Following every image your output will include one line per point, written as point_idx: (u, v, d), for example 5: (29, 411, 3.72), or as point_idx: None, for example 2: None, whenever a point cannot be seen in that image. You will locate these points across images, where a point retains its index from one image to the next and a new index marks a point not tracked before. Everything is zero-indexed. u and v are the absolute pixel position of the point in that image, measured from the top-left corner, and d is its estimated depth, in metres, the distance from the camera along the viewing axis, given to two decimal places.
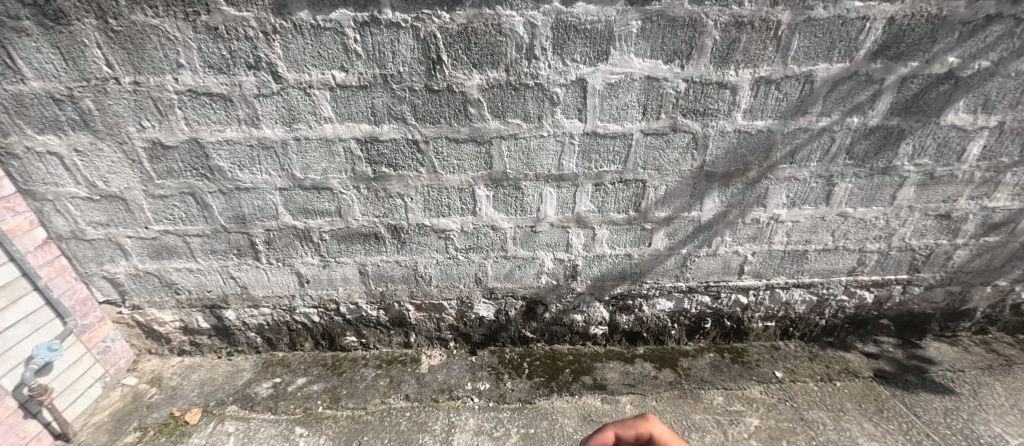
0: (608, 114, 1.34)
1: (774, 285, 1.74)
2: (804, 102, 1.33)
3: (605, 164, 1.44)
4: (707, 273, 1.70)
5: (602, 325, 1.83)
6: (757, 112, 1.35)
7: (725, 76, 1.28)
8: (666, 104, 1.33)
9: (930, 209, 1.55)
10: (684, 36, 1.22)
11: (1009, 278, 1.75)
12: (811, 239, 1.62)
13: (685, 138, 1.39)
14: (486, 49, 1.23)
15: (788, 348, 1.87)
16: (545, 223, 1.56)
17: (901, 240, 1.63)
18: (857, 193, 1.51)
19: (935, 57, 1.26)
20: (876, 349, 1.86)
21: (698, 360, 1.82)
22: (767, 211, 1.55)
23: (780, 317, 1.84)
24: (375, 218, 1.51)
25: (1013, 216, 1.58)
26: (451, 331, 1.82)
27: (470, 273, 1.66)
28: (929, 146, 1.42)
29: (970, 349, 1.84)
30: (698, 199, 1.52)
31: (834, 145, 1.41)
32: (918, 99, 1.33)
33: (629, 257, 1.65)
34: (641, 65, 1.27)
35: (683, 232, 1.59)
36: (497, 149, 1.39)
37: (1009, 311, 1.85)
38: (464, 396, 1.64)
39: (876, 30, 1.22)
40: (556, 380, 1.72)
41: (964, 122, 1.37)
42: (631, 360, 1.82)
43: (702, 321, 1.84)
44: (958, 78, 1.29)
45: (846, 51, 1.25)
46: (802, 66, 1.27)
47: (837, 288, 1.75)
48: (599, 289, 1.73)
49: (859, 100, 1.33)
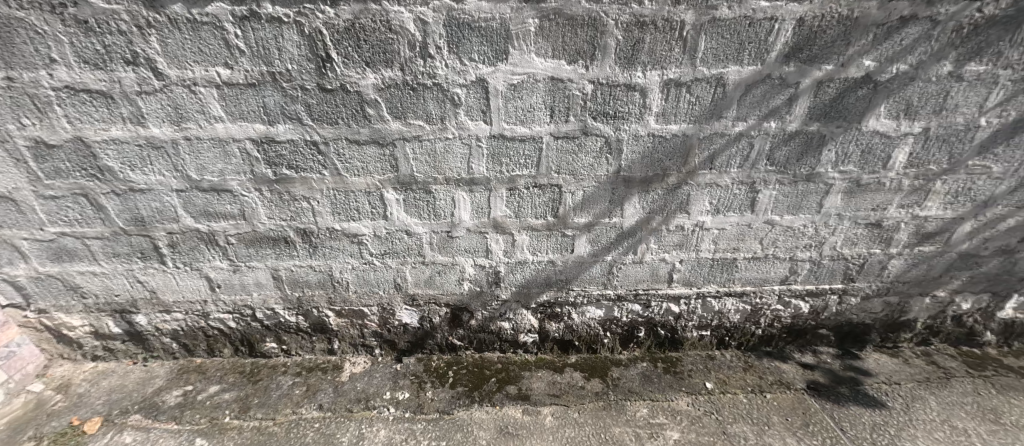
0: (514, 116, 1.28)
1: (705, 293, 1.69)
2: (718, 105, 1.28)
3: (517, 168, 1.38)
4: (635, 281, 1.65)
5: (532, 333, 1.78)
6: (670, 116, 1.30)
7: (633, 78, 1.23)
8: (574, 106, 1.27)
9: (860, 218, 1.50)
10: (586, 36, 1.17)
11: (948, 289, 1.70)
12: (739, 247, 1.57)
13: (597, 142, 1.33)
14: (377, 47, 1.16)
15: (724, 358, 1.82)
16: (461, 228, 1.50)
17: (832, 249, 1.58)
18: (782, 200, 1.46)
19: (850, 60, 1.21)
20: (813, 359, 1.81)
21: (629, 370, 1.77)
22: (691, 218, 1.50)
23: (715, 326, 1.79)
24: (282, 221, 1.45)
25: (947, 225, 1.53)
26: (375, 338, 1.77)
27: (388, 279, 1.61)
28: (853, 153, 1.37)
29: (910, 361, 1.79)
30: (618, 205, 1.47)
31: (753, 151, 1.36)
32: (835, 104, 1.28)
33: (553, 264, 1.59)
34: (543, 65, 1.21)
35: (606, 238, 1.54)
36: (401, 151, 1.33)
37: (950, 322, 1.80)
38: (380, 406, 1.58)
39: (786, 31, 1.16)
40: (479, 389, 1.67)
41: (887, 128, 1.32)
42: (560, 369, 1.77)
43: (635, 329, 1.79)
44: (876, 82, 1.24)
45: (756, 53, 1.20)
46: (712, 68, 1.22)
47: (770, 297, 1.70)
48: (525, 297, 1.68)
49: (774, 104, 1.28)
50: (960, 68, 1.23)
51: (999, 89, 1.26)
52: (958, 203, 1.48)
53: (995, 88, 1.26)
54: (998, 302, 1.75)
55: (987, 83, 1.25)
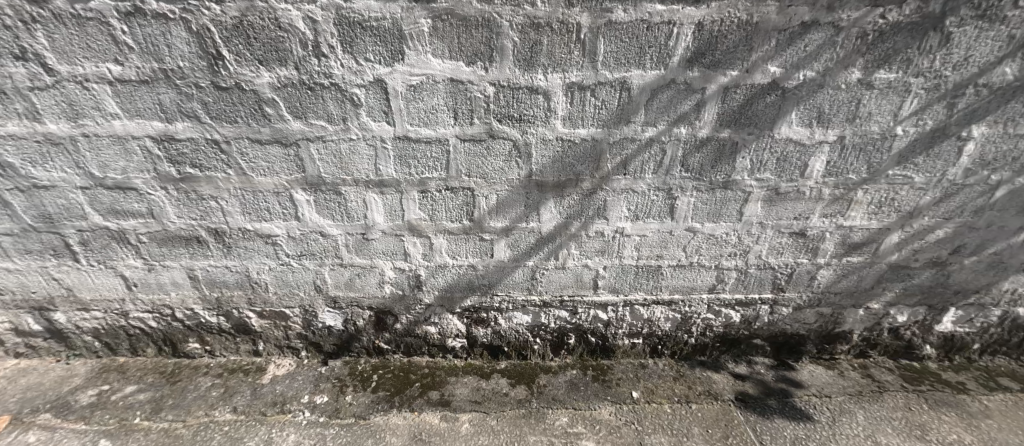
0: (418, 118, 1.26)
1: (632, 301, 1.66)
2: (625, 110, 1.26)
3: (427, 171, 1.36)
4: (560, 287, 1.62)
5: (459, 338, 1.75)
6: (577, 120, 1.28)
7: (535, 80, 1.21)
8: (477, 108, 1.25)
9: (783, 227, 1.48)
10: (482, 37, 1.15)
11: (882, 301, 1.66)
12: (662, 254, 1.54)
13: (505, 145, 1.31)
14: (269, 45, 1.14)
15: (656, 366, 1.79)
16: (376, 231, 1.48)
17: (758, 257, 1.55)
18: (700, 207, 1.44)
19: (754, 66, 1.19)
20: (746, 370, 1.78)
21: (557, 377, 1.74)
22: (610, 224, 1.48)
23: (646, 334, 1.76)
24: (192, 221, 1.43)
25: (874, 236, 1.50)
26: (300, 341, 1.74)
27: (307, 281, 1.58)
28: (768, 160, 1.35)
29: (846, 373, 1.76)
30: (534, 210, 1.44)
31: (666, 157, 1.34)
32: (745, 111, 1.26)
33: (474, 268, 1.57)
34: (441, 67, 1.19)
35: (525, 243, 1.51)
36: (305, 152, 1.30)
37: (887, 334, 1.76)
38: (295, 410, 1.56)
39: (686, 36, 1.15)
40: (401, 394, 1.64)
41: (801, 135, 1.30)
42: (487, 376, 1.74)
43: (565, 336, 1.77)
44: (783, 89, 1.22)
45: (658, 57, 1.18)
46: (614, 72, 1.20)
47: (699, 306, 1.68)
48: (448, 301, 1.65)
49: (683, 110, 1.26)
50: (870, 76, 1.20)
51: (912, 97, 1.23)
52: (882, 213, 1.45)
53: (909, 96, 1.23)
54: (935, 315, 1.71)
55: (899, 91, 1.22)
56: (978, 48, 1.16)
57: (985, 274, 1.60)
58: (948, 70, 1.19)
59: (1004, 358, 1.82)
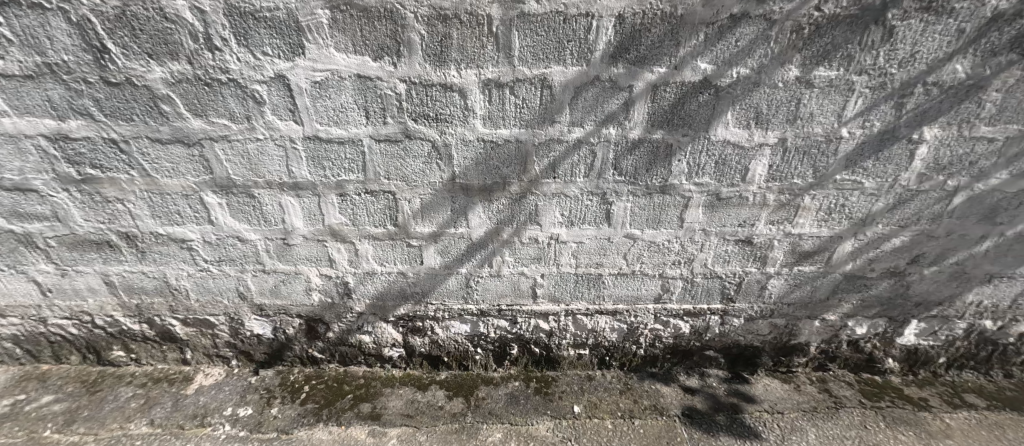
0: (326, 117, 1.18)
1: (575, 311, 1.58)
2: (549, 109, 1.18)
3: (343, 173, 1.28)
4: (497, 295, 1.54)
5: (396, 347, 1.67)
6: (498, 120, 1.19)
7: (448, 77, 1.13)
8: (389, 107, 1.16)
9: (728, 234, 1.40)
10: (386, 30, 1.06)
11: (839, 313, 1.57)
12: (602, 262, 1.46)
13: (423, 146, 1.23)
14: (156, 38, 1.06)
15: (603, 379, 1.71)
16: (297, 236, 1.40)
17: (703, 266, 1.47)
18: (638, 213, 1.36)
19: (682, 63, 1.10)
20: (698, 383, 1.69)
21: (498, 389, 1.65)
22: (544, 230, 1.40)
23: (592, 345, 1.68)
24: (100, 224, 1.36)
25: (825, 244, 1.41)
26: (229, 349, 1.67)
27: (230, 287, 1.51)
28: (706, 164, 1.26)
29: (802, 387, 1.67)
30: (461, 215, 1.36)
31: (597, 159, 1.25)
32: (677, 111, 1.17)
33: (404, 275, 1.49)
34: (345, 62, 1.10)
35: (456, 249, 1.43)
36: (210, 152, 1.23)
37: (846, 347, 1.67)
38: (216, 423, 1.48)
39: (607, 29, 1.06)
40: (330, 406, 1.56)
41: (739, 137, 1.21)
42: (424, 387, 1.66)
43: (507, 346, 1.68)
44: (716, 87, 1.13)
45: (579, 53, 1.09)
46: (533, 69, 1.12)
47: (646, 316, 1.59)
48: (381, 309, 1.57)
49: (610, 109, 1.17)
50: (809, 73, 1.11)
51: (856, 96, 1.14)
52: (832, 220, 1.36)
53: (852, 96, 1.14)
54: (896, 328, 1.61)
55: (842, 90, 1.13)
56: (925, 43, 1.06)
57: (948, 286, 1.50)
58: (894, 67, 1.10)
59: (971, 372, 1.72)
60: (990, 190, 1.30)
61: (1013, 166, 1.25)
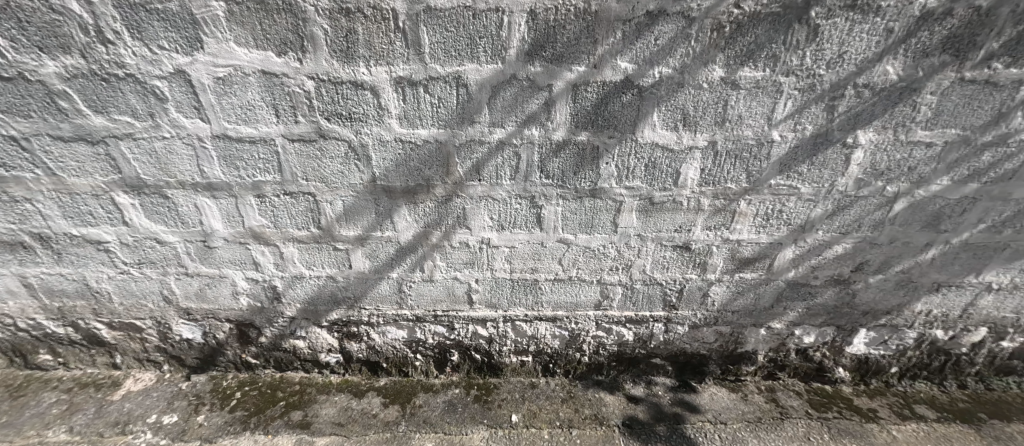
0: (234, 115, 1.13)
1: (513, 317, 1.53)
2: (467, 109, 1.13)
3: (258, 173, 1.22)
4: (431, 300, 1.49)
5: (333, 353, 1.62)
6: (415, 120, 1.14)
7: (357, 74, 1.07)
8: (299, 105, 1.11)
9: (664, 239, 1.35)
10: (287, 23, 1.01)
11: (785, 321, 1.53)
12: (537, 267, 1.41)
13: (339, 146, 1.17)
14: (44, 30, 1.01)
15: (546, 386, 1.66)
16: (217, 239, 1.34)
17: (642, 272, 1.42)
18: (570, 217, 1.31)
19: (602, 62, 1.06)
20: (643, 391, 1.65)
21: (437, 397, 1.60)
22: (474, 234, 1.35)
23: (534, 352, 1.63)
24: (11, 225, 1.31)
25: (765, 251, 1.37)
26: (160, 354, 1.62)
27: (154, 291, 1.46)
28: (636, 167, 1.21)
29: (749, 397, 1.62)
30: (386, 218, 1.31)
31: (521, 161, 1.21)
32: (600, 111, 1.13)
33: (333, 280, 1.44)
34: (247, 57, 1.05)
35: (385, 253, 1.38)
36: (116, 151, 1.17)
37: (795, 356, 1.62)
38: (137, 431, 1.42)
39: (519, 25, 1.01)
40: (259, 414, 1.50)
41: (667, 140, 1.17)
42: (361, 394, 1.61)
43: (448, 352, 1.64)
44: (639, 87, 1.09)
45: (492, 50, 1.04)
46: (445, 66, 1.06)
47: (587, 323, 1.55)
48: (312, 314, 1.52)
49: (531, 109, 1.13)
50: (733, 74, 1.07)
51: (785, 98, 1.10)
52: (770, 226, 1.32)
53: (781, 98, 1.10)
54: (846, 337, 1.57)
55: (770, 92, 1.09)
56: (853, 43, 1.02)
57: (895, 294, 1.45)
58: (822, 68, 1.05)
59: (924, 382, 1.68)
60: (932, 196, 1.25)
61: (954, 172, 1.20)
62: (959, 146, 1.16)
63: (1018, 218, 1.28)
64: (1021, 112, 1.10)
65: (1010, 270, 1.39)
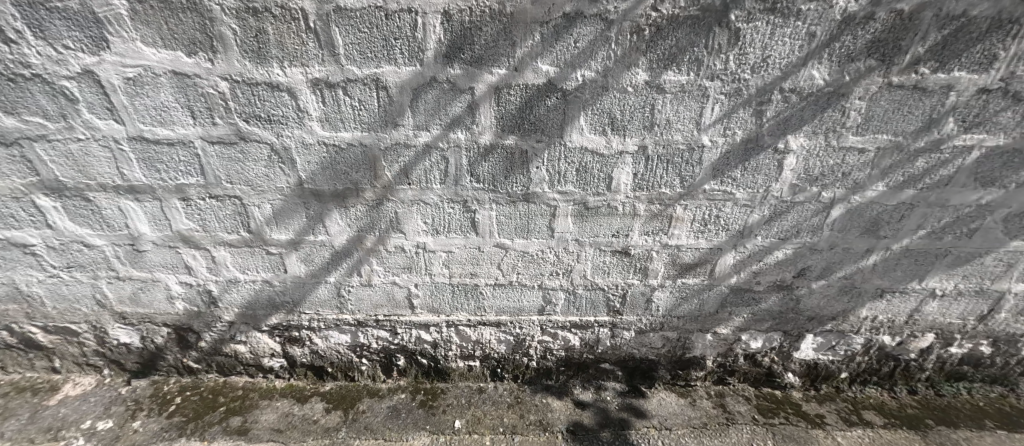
0: (150, 117, 1.10)
1: (456, 322, 1.51)
2: (389, 112, 1.10)
3: (181, 176, 1.19)
4: (371, 305, 1.46)
5: (276, 357, 1.60)
6: (337, 122, 1.11)
7: (272, 75, 1.04)
8: (215, 106, 1.08)
9: (602, 244, 1.33)
10: (194, 23, 0.98)
11: (730, 326, 1.51)
12: (476, 272, 1.39)
13: (261, 149, 1.14)
14: None
15: (494, 391, 1.63)
16: (146, 242, 1.32)
17: (583, 277, 1.40)
18: (504, 222, 1.29)
19: (522, 64, 1.03)
20: (591, 396, 1.63)
21: (381, 402, 1.57)
22: (409, 238, 1.32)
23: (481, 357, 1.60)
24: None
25: (705, 256, 1.35)
26: (100, 358, 1.59)
27: (87, 295, 1.43)
28: (567, 172, 1.19)
29: (698, 402, 1.60)
30: (318, 222, 1.28)
31: (450, 165, 1.18)
32: (526, 114, 1.10)
33: (268, 285, 1.41)
34: (156, 57, 1.02)
35: (320, 258, 1.35)
36: (31, 153, 1.14)
37: (744, 361, 1.61)
38: (70, 437, 1.38)
39: (434, 26, 0.98)
40: (197, 420, 1.47)
41: (597, 145, 1.15)
42: (304, 400, 1.58)
43: (393, 357, 1.61)
44: (563, 91, 1.07)
45: (409, 51, 1.02)
46: (362, 68, 1.04)
47: (532, 328, 1.52)
48: (251, 319, 1.49)
49: (455, 112, 1.10)
50: (657, 77, 1.05)
51: (712, 103, 1.08)
52: (708, 231, 1.30)
53: (708, 102, 1.08)
54: (794, 342, 1.55)
55: (695, 96, 1.07)
56: (775, 47, 1.00)
57: (839, 300, 1.44)
58: (747, 72, 1.04)
59: (875, 388, 1.65)
60: (869, 202, 1.23)
61: (889, 178, 1.18)
62: (892, 151, 1.14)
63: (957, 225, 1.27)
64: (952, 118, 1.09)
65: (953, 276, 1.38)
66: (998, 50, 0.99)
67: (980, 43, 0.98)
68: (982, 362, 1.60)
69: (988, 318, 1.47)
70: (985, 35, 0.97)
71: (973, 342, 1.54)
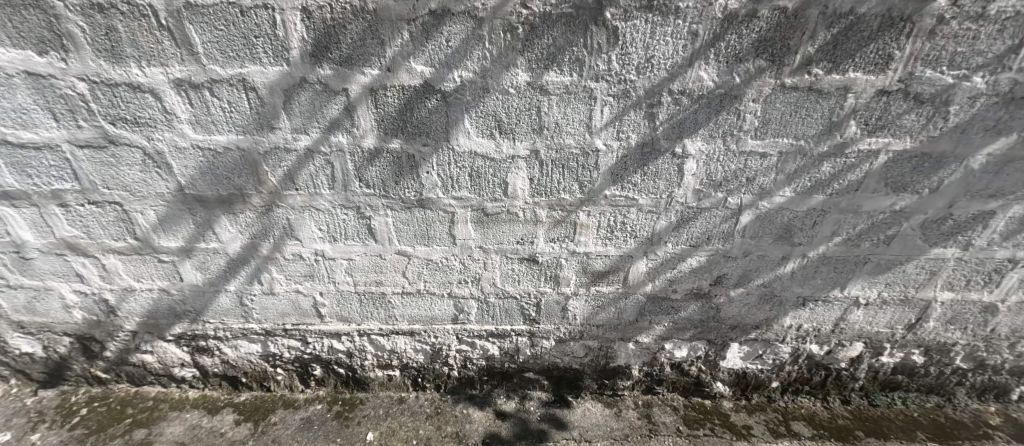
0: (10, 119, 1.04)
1: (368, 331, 1.45)
2: (262, 114, 1.04)
3: (54, 181, 1.14)
4: (277, 314, 1.41)
5: (187, 367, 1.54)
6: (209, 125, 1.06)
7: (132, 76, 0.99)
8: (77, 109, 1.03)
9: (508, 252, 1.28)
10: (38, 20, 0.92)
11: (652, 335, 1.46)
12: (381, 280, 1.34)
13: (134, 153, 1.09)
14: None
15: (414, 401, 1.57)
16: (31, 250, 1.26)
17: (493, 285, 1.35)
18: (402, 228, 1.23)
19: (395, 65, 0.98)
20: (515, 407, 1.57)
21: (295, 413, 1.51)
22: (305, 245, 1.26)
23: (399, 366, 1.55)
24: None
25: (616, 264, 1.30)
26: (4, 368, 1.54)
27: None
28: (460, 176, 1.14)
29: (624, 413, 1.55)
30: (207, 228, 1.23)
31: (336, 170, 1.12)
32: (407, 117, 1.05)
33: (166, 293, 1.36)
34: (5, 56, 0.95)
35: (215, 266, 1.30)
36: None
37: (671, 370, 1.55)
38: None
39: (295, 24, 0.93)
40: (99, 433, 1.41)
41: (486, 149, 1.09)
42: (215, 411, 1.52)
43: (309, 367, 1.55)
44: (442, 92, 1.01)
45: (273, 51, 0.96)
46: (226, 68, 0.98)
47: (447, 337, 1.47)
48: (154, 328, 1.44)
49: (332, 114, 1.04)
50: (539, 78, 0.99)
51: (600, 105, 1.03)
52: (617, 238, 1.25)
53: (596, 104, 1.03)
54: (719, 351, 1.50)
55: (582, 98, 1.02)
56: (658, 47, 0.95)
57: (761, 309, 1.39)
58: (632, 73, 0.99)
59: (808, 398, 1.60)
60: (778, 208, 1.18)
61: (796, 183, 1.13)
62: (796, 155, 1.09)
63: (873, 232, 1.21)
64: (853, 120, 1.03)
65: (876, 284, 1.32)
66: (892, 49, 0.93)
67: (872, 42, 0.93)
68: (917, 372, 1.54)
69: (917, 327, 1.41)
70: (876, 33, 0.92)
71: (904, 352, 1.48)
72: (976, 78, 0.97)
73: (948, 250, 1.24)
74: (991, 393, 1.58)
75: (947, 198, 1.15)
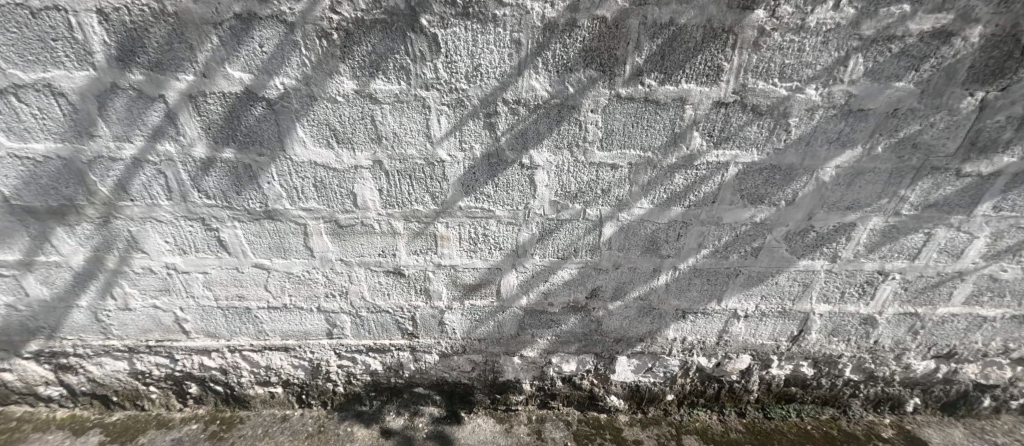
0: None
1: (240, 347, 1.39)
2: (79, 121, 0.98)
3: None
4: (140, 330, 1.34)
5: (53, 386, 1.45)
6: (23, 133, 0.99)
7: None
8: None
9: (372, 264, 1.23)
10: None
11: (537, 349, 1.42)
12: (243, 294, 1.28)
13: None
14: None
15: (298, 419, 1.49)
16: None
17: (362, 299, 1.30)
18: (255, 241, 1.18)
19: (210, 70, 0.92)
20: (402, 423, 1.49)
21: (166, 434, 1.42)
22: (155, 259, 1.20)
23: (280, 383, 1.48)
24: None
25: (486, 277, 1.26)
26: None
27: None
28: (305, 187, 1.09)
29: (515, 429, 1.48)
30: (43, 241, 1.15)
31: (170, 180, 1.07)
32: (236, 126, 1.00)
33: (15, 309, 1.28)
34: None
35: (62, 279, 1.23)
36: None
37: (563, 384, 1.51)
38: None
39: (92, 26, 0.87)
40: None
41: (326, 159, 1.05)
42: (81, 432, 1.43)
43: (184, 384, 1.47)
44: (267, 100, 0.96)
45: (76, 55, 0.90)
46: (29, 73, 0.92)
47: (325, 352, 1.42)
48: (9, 345, 1.36)
49: (153, 122, 0.99)
50: (366, 87, 0.95)
51: (436, 115, 0.99)
52: (481, 251, 1.21)
53: (431, 114, 0.99)
54: (608, 364, 1.47)
55: (415, 107, 0.98)
56: (484, 55, 0.92)
57: (642, 322, 1.36)
58: (462, 82, 0.95)
59: (705, 411, 1.56)
60: (639, 220, 1.15)
61: (652, 195, 1.11)
62: (646, 167, 1.06)
63: (737, 244, 1.19)
64: (696, 132, 1.01)
65: (752, 297, 1.30)
66: (720, 61, 0.91)
67: (700, 53, 0.91)
68: (810, 384, 1.52)
69: (800, 339, 1.40)
70: (702, 44, 0.90)
71: (793, 364, 1.47)
72: (810, 90, 0.95)
73: (816, 262, 1.23)
74: (886, 406, 1.56)
75: (805, 210, 1.13)
